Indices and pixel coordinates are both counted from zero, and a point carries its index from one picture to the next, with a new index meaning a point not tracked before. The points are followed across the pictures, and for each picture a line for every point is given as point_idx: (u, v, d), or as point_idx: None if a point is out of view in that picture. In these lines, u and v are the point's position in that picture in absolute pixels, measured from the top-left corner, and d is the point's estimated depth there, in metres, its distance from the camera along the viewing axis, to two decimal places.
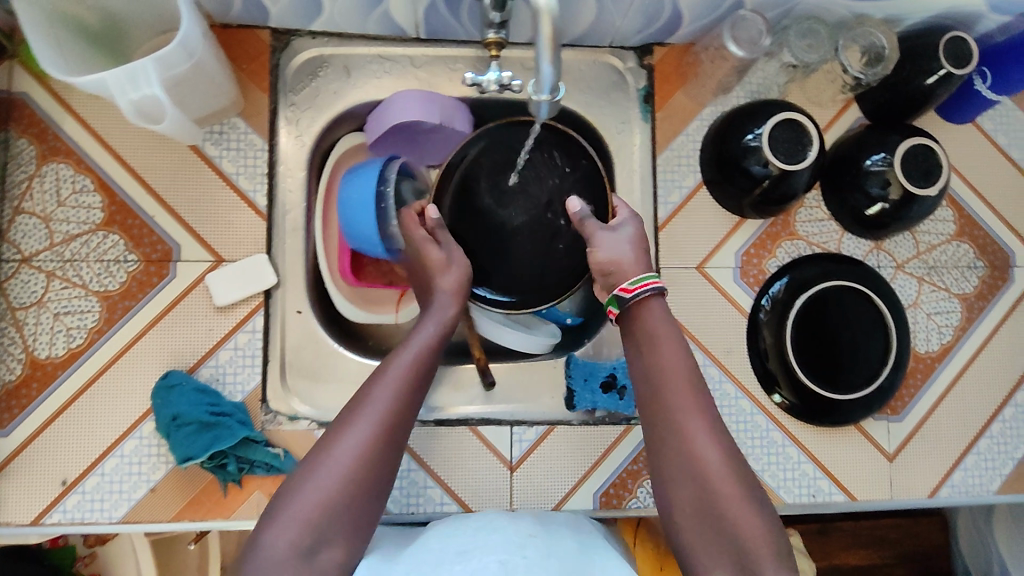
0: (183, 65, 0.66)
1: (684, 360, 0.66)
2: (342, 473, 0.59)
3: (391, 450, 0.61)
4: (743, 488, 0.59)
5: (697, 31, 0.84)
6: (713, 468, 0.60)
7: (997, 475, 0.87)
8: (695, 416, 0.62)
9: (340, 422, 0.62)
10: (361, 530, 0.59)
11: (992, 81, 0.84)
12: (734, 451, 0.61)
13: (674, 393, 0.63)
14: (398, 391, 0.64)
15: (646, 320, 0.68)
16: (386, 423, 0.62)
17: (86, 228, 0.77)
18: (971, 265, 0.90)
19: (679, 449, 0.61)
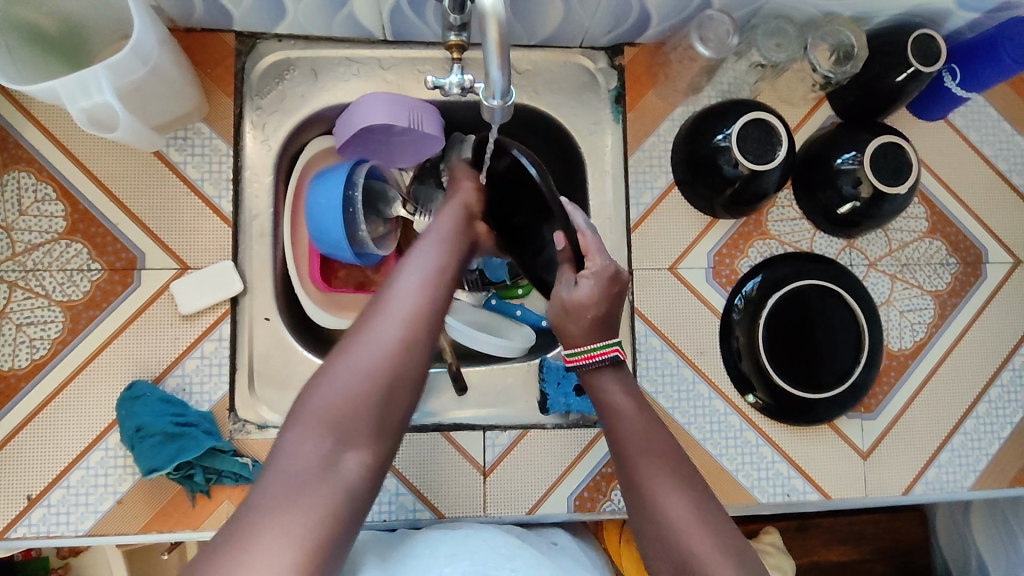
0: (139, 71, 0.65)
1: (648, 430, 0.68)
2: (370, 369, 0.58)
3: (418, 347, 0.61)
4: (723, 548, 0.58)
5: (667, 30, 0.84)
6: (687, 531, 0.60)
7: (971, 471, 0.88)
8: (664, 483, 0.63)
9: (363, 323, 0.62)
10: (389, 433, 0.59)
11: (960, 77, 0.83)
12: (708, 511, 0.61)
13: (641, 466, 0.65)
14: (422, 290, 0.64)
15: (605, 397, 0.71)
16: (411, 321, 0.61)
17: (48, 237, 0.75)
18: (943, 262, 0.90)
19: (654, 522, 0.62)
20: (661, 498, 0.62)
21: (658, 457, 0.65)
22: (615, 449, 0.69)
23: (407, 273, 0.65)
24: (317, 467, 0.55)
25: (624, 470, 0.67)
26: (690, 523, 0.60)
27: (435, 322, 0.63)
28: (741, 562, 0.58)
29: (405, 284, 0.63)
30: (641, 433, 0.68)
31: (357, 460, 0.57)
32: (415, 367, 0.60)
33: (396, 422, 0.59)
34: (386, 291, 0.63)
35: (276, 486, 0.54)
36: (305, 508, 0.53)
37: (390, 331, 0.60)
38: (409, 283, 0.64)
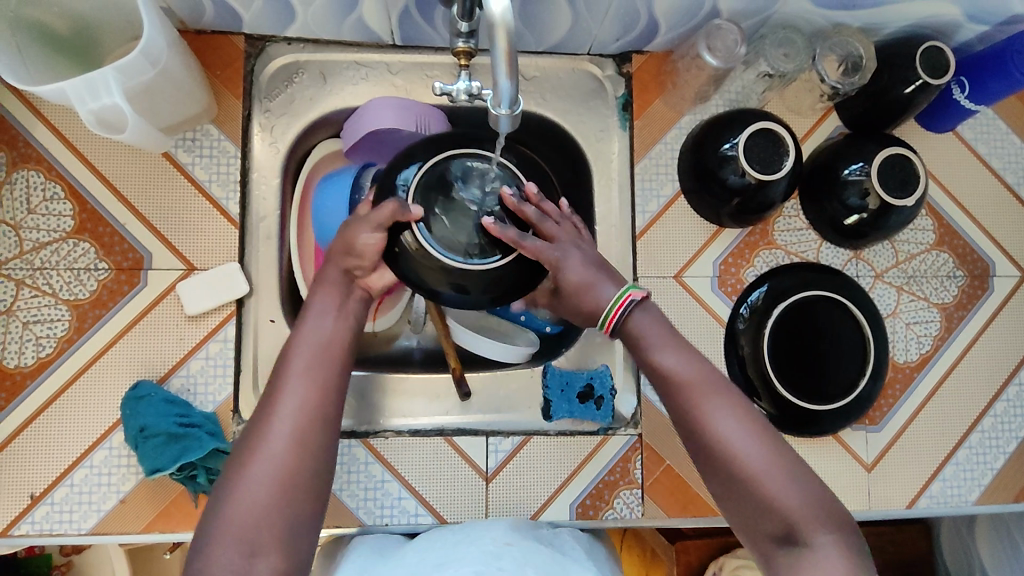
0: (147, 73, 0.66)
1: (687, 356, 0.64)
2: (266, 482, 0.58)
3: (315, 444, 0.60)
4: (784, 470, 0.59)
5: (675, 39, 0.84)
6: (742, 455, 0.59)
7: (976, 485, 0.87)
8: (718, 411, 0.61)
9: (254, 431, 0.60)
10: (302, 532, 0.59)
11: (970, 91, 0.83)
12: (760, 428, 0.61)
13: (686, 393, 0.62)
14: (312, 385, 0.62)
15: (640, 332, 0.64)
16: (302, 422, 0.60)
17: (56, 236, 0.76)
18: (950, 275, 0.90)
19: (707, 449, 0.61)
20: (711, 425, 0.60)
21: (703, 384, 0.62)
22: (650, 377, 0.65)
23: (293, 367, 0.63)
24: None
25: (667, 398, 0.64)
26: (744, 446, 0.59)
27: (328, 415, 0.62)
28: (796, 477, 0.59)
29: (292, 383, 0.62)
30: (680, 358, 0.63)
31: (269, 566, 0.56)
32: (312, 467, 0.60)
33: (303, 522, 0.59)
34: (274, 390, 0.62)
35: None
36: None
37: (283, 434, 0.59)
38: (297, 380, 0.62)
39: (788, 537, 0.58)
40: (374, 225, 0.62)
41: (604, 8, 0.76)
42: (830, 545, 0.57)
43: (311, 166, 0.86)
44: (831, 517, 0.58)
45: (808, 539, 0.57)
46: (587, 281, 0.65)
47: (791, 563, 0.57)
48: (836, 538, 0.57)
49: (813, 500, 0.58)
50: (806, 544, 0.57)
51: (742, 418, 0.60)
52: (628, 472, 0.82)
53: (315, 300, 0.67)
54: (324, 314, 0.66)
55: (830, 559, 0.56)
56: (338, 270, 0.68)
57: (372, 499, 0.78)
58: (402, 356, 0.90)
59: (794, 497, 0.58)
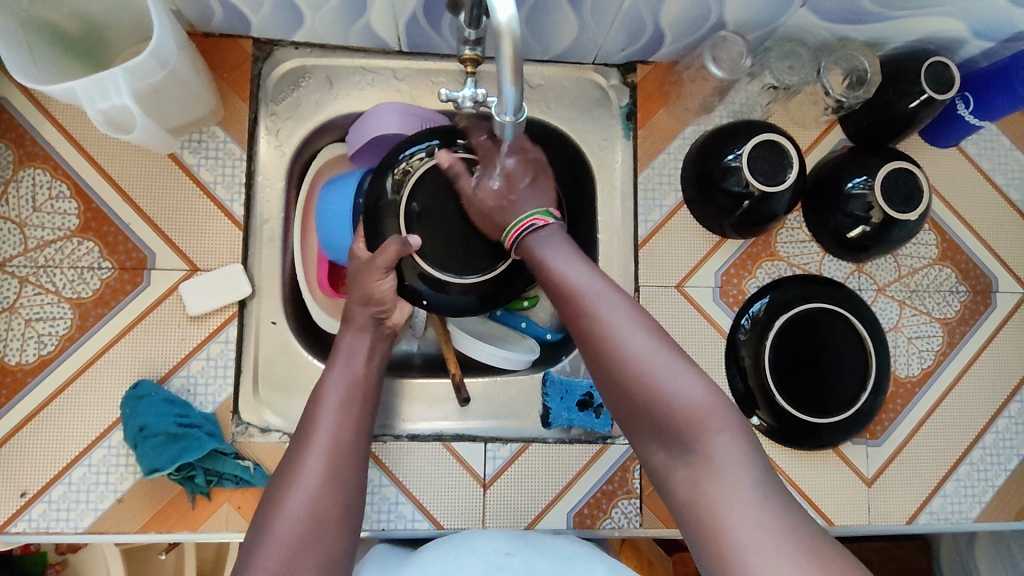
0: (156, 75, 0.66)
1: (581, 265, 0.62)
2: (302, 512, 0.59)
3: (346, 478, 0.63)
4: (673, 366, 0.56)
5: (681, 50, 0.85)
6: (634, 353, 0.57)
7: (976, 502, 0.87)
8: (606, 309, 0.59)
9: (288, 466, 0.63)
10: (339, 564, 0.59)
11: (974, 106, 0.83)
12: (650, 328, 0.59)
13: (582, 298, 0.60)
14: (342, 427, 0.65)
15: (541, 248, 0.65)
16: (333, 458, 0.63)
17: (60, 234, 0.76)
18: (953, 290, 0.90)
19: (601, 355, 0.58)
20: (604, 327, 0.58)
21: (594, 287, 0.61)
22: (547, 288, 0.64)
23: (324, 409, 0.66)
24: None
25: (564, 309, 0.62)
26: (636, 346, 0.57)
27: (356, 453, 0.65)
28: (688, 372, 0.56)
29: (322, 424, 0.65)
30: (574, 266, 0.62)
31: None
32: (344, 499, 0.62)
33: (340, 552, 0.60)
34: (305, 430, 0.65)
35: None
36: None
37: (316, 470, 0.62)
38: (327, 420, 0.65)
39: (686, 441, 0.55)
40: (382, 268, 0.71)
41: (610, 18, 0.77)
42: (730, 448, 0.54)
43: (315, 171, 0.87)
44: (729, 416, 0.55)
45: (705, 442, 0.54)
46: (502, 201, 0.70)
47: (690, 470, 0.54)
48: (736, 439, 0.54)
49: (710, 399, 0.55)
50: (704, 448, 0.54)
51: (635, 319, 0.59)
52: (627, 481, 0.81)
53: (343, 350, 0.71)
54: (352, 357, 0.71)
55: (730, 460, 0.53)
56: (366, 315, 0.73)
57: (369, 504, 0.78)
58: (402, 361, 0.89)
59: (689, 396, 0.55)
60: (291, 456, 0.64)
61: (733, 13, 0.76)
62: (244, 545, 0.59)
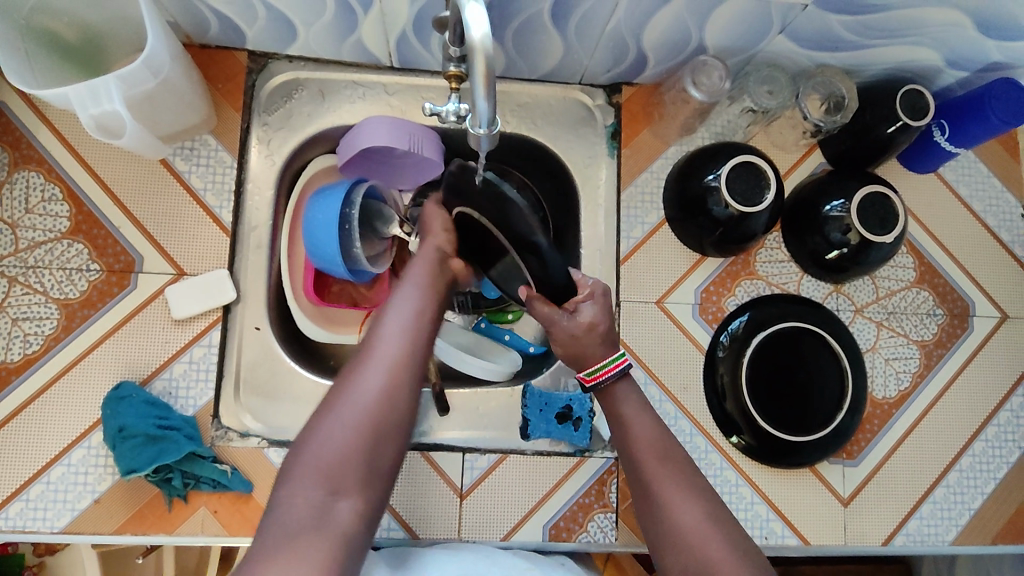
0: (149, 83, 0.68)
1: (658, 441, 0.69)
2: (358, 419, 0.60)
3: (404, 390, 0.63)
4: (737, 559, 0.61)
5: (664, 72, 0.87)
6: (698, 539, 0.62)
7: (953, 524, 0.87)
8: (677, 494, 0.65)
9: (348, 373, 0.63)
10: (381, 478, 0.61)
11: (950, 133, 0.85)
12: (718, 519, 0.64)
13: (653, 469, 0.67)
14: (403, 343, 0.65)
15: (620, 413, 0.71)
16: (392, 374, 0.63)
17: (51, 236, 0.78)
18: (930, 313, 0.91)
19: (667, 528, 0.64)
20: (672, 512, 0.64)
21: (672, 462, 0.67)
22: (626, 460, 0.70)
23: (388, 324, 0.66)
24: (311, 516, 0.56)
25: (633, 475, 0.69)
26: (703, 529, 0.63)
27: (417, 373, 0.64)
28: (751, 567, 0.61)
29: (386, 339, 0.65)
30: (650, 433, 0.69)
31: (349, 507, 0.58)
32: (396, 417, 0.62)
33: (385, 467, 0.61)
34: (370, 342, 0.65)
35: (272, 532, 0.55)
36: (308, 548, 0.54)
37: (374, 384, 0.62)
38: (392, 335, 0.65)
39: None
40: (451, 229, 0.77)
41: (594, 39, 0.79)
42: None
43: (306, 179, 0.88)
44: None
45: None
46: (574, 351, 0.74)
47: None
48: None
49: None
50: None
51: (703, 508, 0.64)
52: (603, 495, 0.82)
53: (407, 276, 0.72)
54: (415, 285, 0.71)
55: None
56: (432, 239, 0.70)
57: None
58: None
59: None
60: (353, 362, 0.64)
61: (714, 38, 0.78)
62: (288, 455, 0.61)
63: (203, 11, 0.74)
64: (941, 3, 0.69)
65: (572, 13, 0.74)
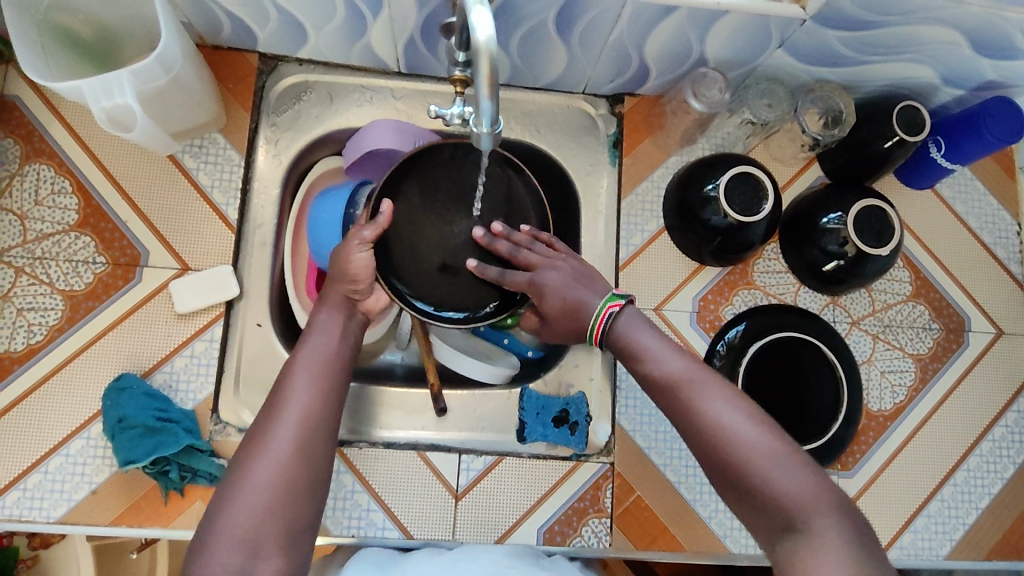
0: (160, 79, 0.70)
1: (669, 347, 0.65)
2: (271, 481, 0.57)
3: (319, 444, 0.61)
4: (776, 451, 0.57)
5: (665, 83, 0.89)
6: (734, 434, 0.58)
7: (947, 539, 0.87)
8: (708, 395, 0.61)
9: (256, 432, 0.60)
10: (302, 533, 0.58)
11: (946, 150, 0.86)
12: (754, 414, 0.60)
13: (677, 385, 0.62)
14: (314, 396, 0.63)
15: (628, 336, 0.67)
16: (305, 429, 0.60)
17: (59, 228, 0.79)
18: (926, 327, 0.92)
19: (701, 434, 0.60)
20: (703, 411, 0.60)
21: (692, 370, 0.63)
22: (640, 372, 0.66)
23: (298, 377, 0.63)
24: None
25: (654, 391, 0.64)
26: (737, 431, 0.58)
27: (329, 424, 0.62)
28: (790, 461, 0.57)
29: (295, 394, 0.62)
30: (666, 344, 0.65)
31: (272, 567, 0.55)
32: (312, 470, 0.59)
33: (304, 525, 0.58)
34: (278, 396, 0.62)
35: None
36: None
37: (286, 441, 0.59)
38: (300, 389, 0.63)
39: (790, 525, 0.55)
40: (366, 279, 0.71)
41: (597, 49, 0.81)
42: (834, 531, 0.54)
43: (312, 179, 0.90)
44: (834, 502, 0.56)
45: (810, 522, 0.55)
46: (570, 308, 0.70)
47: (791, 553, 0.55)
48: (838, 523, 0.55)
49: (817, 487, 0.56)
50: (805, 531, 0.55)
51: (737, 404, 0.60)
52: (598, 500, 0.82)
53: (319, 314, 0.70)
54: (326, 332, 0.68)
55: (831, 542, 0.54)
56: (339, 294, 0.72)
57: (342, 509, 0.79)
58: (385, 370, 0.91)
59: (794, 485, 0.56)
60: (262, 418, 0.62)
61: (714, 51, 0.80)
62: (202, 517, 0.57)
63: (216, 12, 0.76)
64: (937, 21, 0.71)
65: (577, 23, 0.75)
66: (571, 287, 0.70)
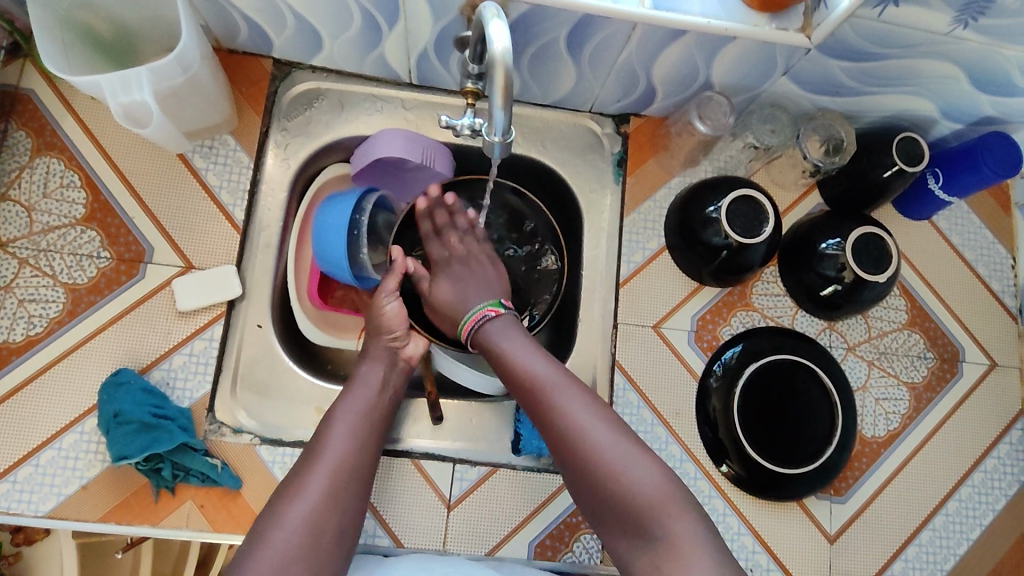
0: (178, 78, 0.71)
1: (535, 356, 0.72)
2: (301, 526, 0.62)
3: (348, 497, 0.66)
4: (627, 453, 0.65)
5: (671, 106, 0.91)
6: (587, 437, 0.66)
7: (938, 569, 0.87)
8: (566, 402, 0.68)
9: (294, 479, 0.67)
10: None
11: (943, 181, 0.88)
12: (606, 419, 0.68)
13: (542, 394, 0.69)
14: (350, 446, 0.69)
15: (498, 347, 0.75)
16: (337, 478, 0.66)
17: (65, 221, 0.79)
18: (921, 355, 0.93)
19: (561, 439, 0.67)
20: (561, 417, 0.67)
21: (550, 380, 0.70)
22: (507, 379, 0.73)
23: (336, 429, 0.70)
24: None
25: (526, 401, 0.71)
26: (596, 437, 0.66)
27: (361, 476, 0.68)
28: (639, 462, 0.64)
29: (333, 444, 0.69)
30: (529, 354, 0.73)
31: None
32: (338, 519, 0.65)
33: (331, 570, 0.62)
34: (318, 447, 0.69)
35: None
36: None
37: (317, 489, 0.65)
38: (338, 439, 0.70)
39: (648, 525, 0.62)
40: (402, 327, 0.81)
41: (606, 70, 0.82)
42: (686, 527, 0.61)
43: (319, 184, 0.90)
44: (686, 501, 0.63)
45: (663, 522, 0.62)
46: (454, 294, 0.82)
47: (650, 551, 0.62)
48: (693, 522, 0.62)
49: (665, 488, 0.63)
50: (661, 532, 0.61)
51: (590, 411, 0.67)
52: None
53: (366, 363, 0.79)
54: (367, 386, 0.75)
55: (686, 539, 0.61)
56: (381, 347, 0.80)
57: None
58: None
59: (644, 485, 0.63)
60: (302, 465, 0.68)
61: (720, 75, 0.82)
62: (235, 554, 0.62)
63: (235, 16, 0.77)
64: (938, 56, 0.72)
65: (587, 43, 0.77)
66: (460, 280, 0.83)
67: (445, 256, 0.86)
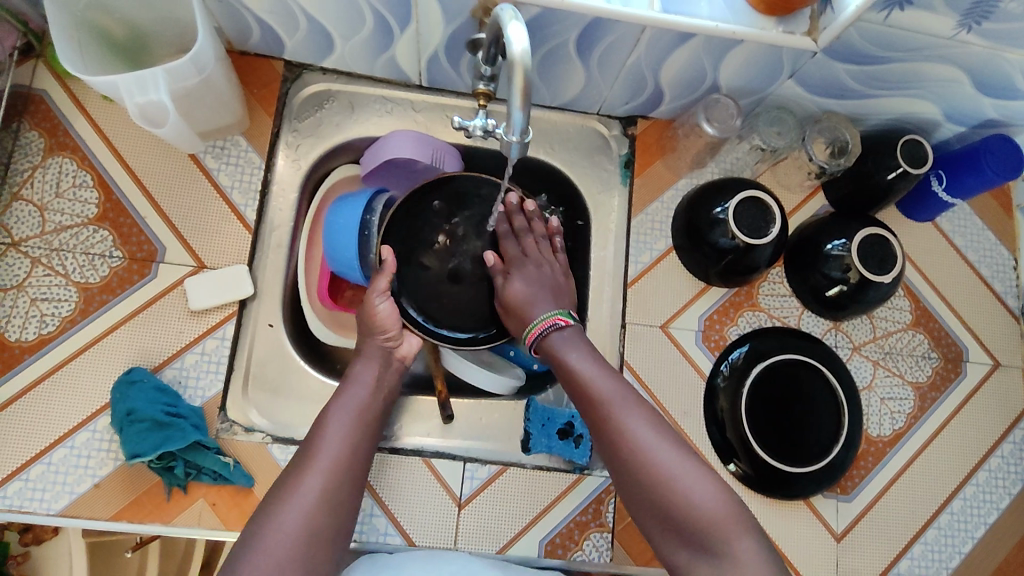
0: (192, 78, 0.72)
1: (599, 369, 0.72)
2: (298, 528, 0.62)
3: (343, 497, 0.67)
4: (692, 469, 0.64)
5: (678, 108, 0.92)
6: (652, 452, 0.65)
7: (943, 567, 0.88)
8: (631, 415, 0.67)
9: (290, 478, 0.66)
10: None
11: (947, 183, 0.89)
12: (669, 434, 0.67)
13: (607, 406, 0.68)
14: (346, 446, 0.69)
15: (559, 357, 0.74)
16: (332, 478, 0.67)
17: (78, 221, 0.80)
18: (925, 355, 0.94)
19: (625, 452, 0.66)
20: (627, 430, 0.67)
21: (616, 393, 0.69)
22: (570, 390, 0.72)
23: (331, 428, 0.70)
24: None
25: (589, 412, 0.70)
26: (661, 452, 0.65)
27: (355, 475, 0.69)
28: (703, 479, 0.64)
29: (329, 444, 0.69)
30: (593, 365, 0.72)
31: None
32: (333, 519, 0.65)
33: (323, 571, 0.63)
34: (313, 445, 0.69)
35: None
36: None
37: (315, 489, 0.65)
38: (334, 438, 0.69)
39: (710, 542, 0.61)
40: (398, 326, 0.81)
41: (614, 73, 0.83)
42: (747, 547, 0.60)
43: (327, 188, 0.91)
44: (747, 521, 0.62)
45: (725, 541, 0.60)
46: (528, 295, 0.79)
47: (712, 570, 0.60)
48: (756, 543, 0.61)
49: (727, 507, 0.62)
50: (726, 551, 0.60)
51: (654, 425, 0.67)
52: (599, 514, 0.82)
53: (358, 362, 0.78)
54: (361, 385, 0.75)
55: (746, 559, 0.60)
56: (376, 347, 0.80)
57: None
58: None
59: (707, 503, 0.62)
60: (296, 463, 0.68)
61: (727, 79, 0.83)
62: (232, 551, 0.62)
63: (248, 19, 0.78)
64: (942, 60, 0.74)
65: (597, 46, 0.78)
66: (534, 282, 0.80)
67: (520, 257, 0.83)
